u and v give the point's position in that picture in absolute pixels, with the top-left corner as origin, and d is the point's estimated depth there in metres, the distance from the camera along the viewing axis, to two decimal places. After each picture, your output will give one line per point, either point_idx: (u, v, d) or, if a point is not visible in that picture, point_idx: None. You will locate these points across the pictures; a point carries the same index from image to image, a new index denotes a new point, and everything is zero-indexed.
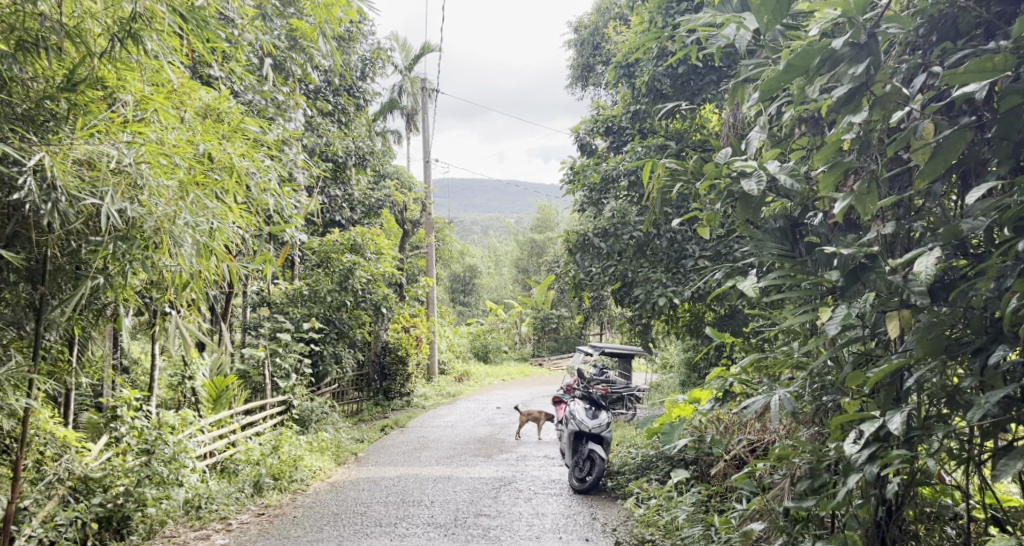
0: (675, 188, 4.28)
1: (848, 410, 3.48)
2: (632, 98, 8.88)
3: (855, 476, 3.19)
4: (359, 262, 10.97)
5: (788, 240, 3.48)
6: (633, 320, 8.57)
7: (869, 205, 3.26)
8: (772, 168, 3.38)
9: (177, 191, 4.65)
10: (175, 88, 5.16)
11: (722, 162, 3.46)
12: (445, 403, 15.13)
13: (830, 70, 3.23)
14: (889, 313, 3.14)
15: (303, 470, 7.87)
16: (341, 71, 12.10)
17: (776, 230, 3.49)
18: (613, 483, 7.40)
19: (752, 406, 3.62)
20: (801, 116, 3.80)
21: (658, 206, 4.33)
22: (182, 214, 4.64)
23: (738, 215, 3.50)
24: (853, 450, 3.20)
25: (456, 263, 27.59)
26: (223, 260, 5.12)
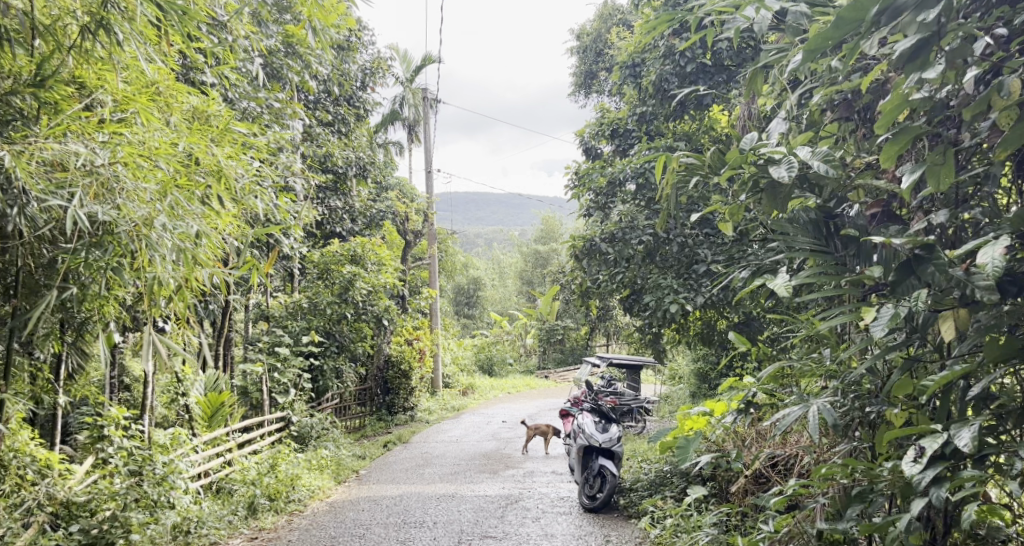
0: (692, 183, 3.99)
1: (895, 424, 3.14)
2: (639, 100, 8.58)
3: (920, 500, 2.82)
4: (359, 273, 10.67)
5: (821, 236, 3.18)
6: (644, 330, 8.24)
7: (943, 176, 2.91)
8: (803, 153, 3.08)
9: (156, 194, 4.32)
10: (160, 90, 4.88)
11: (748, 149, 3.20)
12: (449, 417, 14.79)
13: (890, 21, 2.91)
14: (943, 313, 2.85)
15: (301, 490, 7.53)
16: (340, 80, 11.83)
17: (806, 226, 3.18)
18: (625, 501, 7.08)
19: (786, 420, 3.24)
20: (829, 100, 3.48)
21: (673, 203, 4.05)
22: (160, 218, 4.29)
23: (765, 208, 3.19)
24: (919, 471, 2.83)
25: (460, 275, 27.31)
26: (209, 269, 4.76)
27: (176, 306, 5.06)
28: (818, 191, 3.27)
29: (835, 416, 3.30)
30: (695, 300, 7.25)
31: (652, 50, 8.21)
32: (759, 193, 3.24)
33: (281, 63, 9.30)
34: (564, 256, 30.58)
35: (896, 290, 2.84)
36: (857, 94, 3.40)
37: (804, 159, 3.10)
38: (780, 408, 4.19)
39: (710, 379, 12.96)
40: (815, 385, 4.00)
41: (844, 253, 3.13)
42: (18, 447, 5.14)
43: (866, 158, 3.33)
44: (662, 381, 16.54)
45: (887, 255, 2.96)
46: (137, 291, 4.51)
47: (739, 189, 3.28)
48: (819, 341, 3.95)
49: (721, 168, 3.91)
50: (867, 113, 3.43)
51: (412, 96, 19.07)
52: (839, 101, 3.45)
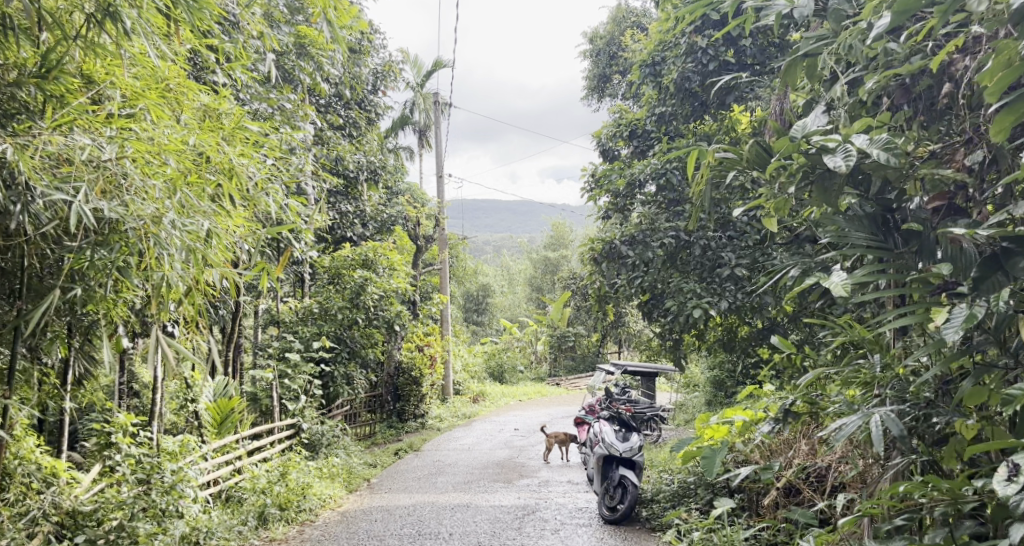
0: (727, 178, 3.86)
1: (969, 435, 3.14)
2: (659, 100, 8.39)
3: (1021, 524, 2.81)
4: (371, 277, 10.50)
5: (878, 230, 3.21)
6: (664, 336, 8.03)
7: None
8: (859, 142, 3.06)
9: (164, 191, 4.12)
10: (170, 86, 4.69)
11: (799, 136, 3.14)
12: (460, 425, 14.58)
13: None
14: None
15: (312, 499, 7.32)
16: (352, 83, 11.66)
17: (862, 222, 3.21)
18: (647, 513, 6.88)
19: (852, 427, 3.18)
20: (886, 84, 3.48)
21: (707, 198, 3.92)
22: (168, 214, 4.09)
23: (816, 198, 3.20)
24: (1016, 492, 2.82)
25: (470, 281, 27.11)
26: (221, 271, 4.55)
27: (186, 309, 4.86)
28: (874, 182, 3.25)
29: (900, 424, 3.23)
30: (719, 304, 7.05)
31: (673, 48, 8.03)
32: (807, 184, 3.24)
33: (293, 63, 9.14)
34: (573, 263, 30.30)
35: (979, 291, 2.85)
36: (916, 79, 3.42)
37: (861, 148, 3.07)
38: (820, 414, 4.04)
39: (727, 387, 12.71)
40: (859, 393, 3.85)
41: (904, 248, 3.17)
42: (23, 454, 4.95)
43: (930, 146, 3.30)
44: (676, 389, 16.27)
45: (952, 251, 3.02)
46: (145, 293, 4.32)
47: (787, 179, 3.28)
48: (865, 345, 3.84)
49: (759, 166, 3.78)
50: (930, 97, 3.42)
51: (422, 100, 18.87)
52: (896, 85, 3.45)
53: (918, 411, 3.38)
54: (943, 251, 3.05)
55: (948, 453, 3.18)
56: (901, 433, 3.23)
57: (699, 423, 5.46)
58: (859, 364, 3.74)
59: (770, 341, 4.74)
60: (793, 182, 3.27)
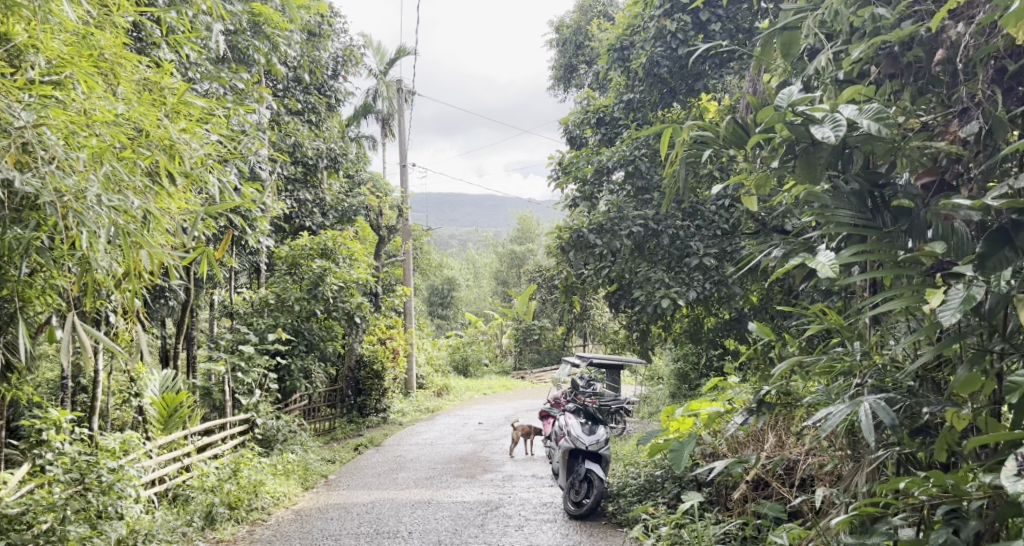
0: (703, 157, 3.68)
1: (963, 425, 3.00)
2: (626, 85, 8.16)
3: None
4: (330, 267, 10.20)
5: (866, 209, 3.18)
6: (630, 326, 7.78)
7: None
8: (848, 112, 3.04)
9: (88, 162, 3.82)
10: (105, 56, 4.37)
11: (784, 106, 3.12)
12: (423, 419, 14.30)
13: None
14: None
15: (264, 498, 7.03)
16: (312, 67, 11.34)
17: (850, 200, 3.17)
18: (614, 508, 6.67)
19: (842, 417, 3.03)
20: (874, 52, 3.44)
21: (682, 176, 3.73)
22: (92, 189, 3.78)
23: (801, 174, 3.19)
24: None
25: (435, 274, 26.80)
26: (157, 255, 4.24)
27: (124, 296, 4.54)
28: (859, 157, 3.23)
29: (890, 414, 3.07)
30: (688, 294, 6.84)
31: (641, 31, 7.82)
32: (794, 159, 3.24)
33: (247, 43, 8.81)
34: (539, 257, 30.12)
35: (985, 268, 2.75)
36: (906, 47, 3.37)
37: (849, 118, 3.01)
38: (796, 405, 3.87)
39: (691, 379, 12.59)
40: (837, 383, 3.68)
41: (894, 228, 3.14)
42: None
43: (921, 118, 3.27)
44: (640, 383, 16.12)
45: (943, 229, 3.00)
46: (71, 277, 4.00)
47: (771, 154, 3.28)
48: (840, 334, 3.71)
49: (736, 143, 3.61)
50: (924, 66, 3.35)
51: (386, 89, 18.51)
52: (884, 54, 3.42)
53: (910, 401, 3.24)
54: (933, 230, 3.03)
55: (941, 445, 3.07)
56: (893, 423, 3.07)
57: (667, 414, 5.31)
58: (838, 353, 3.59)
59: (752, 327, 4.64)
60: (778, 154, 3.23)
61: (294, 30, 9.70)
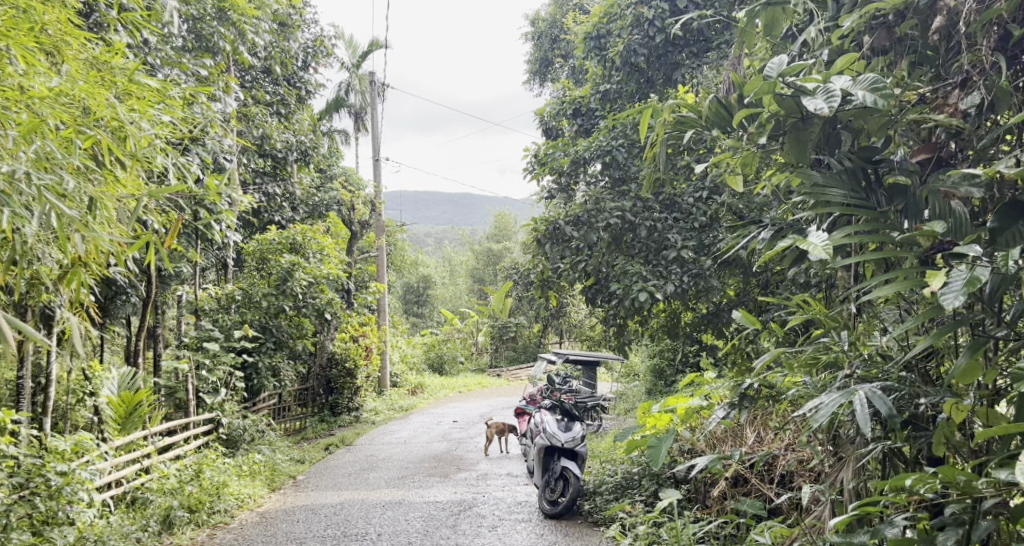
0: (684, 138, 3.51)
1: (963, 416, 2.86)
2: (603, 75, 7.97)
3: None
4: (299, 262, 9.95)
5: (859, 187, 3.13)
6: (607, 321, 7.57)
7: None
8: (841, 81, 2.99)
9: (19, 141, 3.57)
10: (48, 31, 4.20)
11: (773, 76, 3.11)
12: (397, 417, 14.06)
13: None
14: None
15: (227, 500, 6.77)
16: (281, 58, 11.06)
17: (842, 179, 3.12)
18: (589, 507, 6.48)
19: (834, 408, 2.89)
20: (866, 24, 3.34)
21: (662, 159, 3.56)
22: (24, 170, 3.53)
23: (788, 149, 3.18)
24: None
25: (410, 271, 26.52)
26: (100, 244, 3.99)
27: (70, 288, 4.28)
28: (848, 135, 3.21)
29: (887, 402, 2.93)
30: (665, 288, 6.64)
31: (619, 18, 7.62)
32: (781, 136, 3.23)
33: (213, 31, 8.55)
34: (516, 254, 29.91)
35: (997, 244, 2.76)
36: (901, 17, 3.27)
37: (845, 89, 3.01)
38: (779, 398, 3.70)
39: (668, 375, 12.42)
40: (822, 375, 3.51)
41: (889, 207, 3.08)
42: None
43: (919, 90, 3.19)
44: (616, 380, 15.95)
45: (942, 208, 2.95)
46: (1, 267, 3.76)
47: (759, 130, 3.24)
48: (822, 325, 3.57)
49: (718, 125, 3.44)
50: (921, 34, 3.23)
51: (359, 83, 18.24)
52: (878, 24, 3.32)
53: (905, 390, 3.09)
54: (931, 208, 2.97)
55: (939, 438, 2.93)
56: (888, 413, 2.92)
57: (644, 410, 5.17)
58: (823, 343, 3.44)
59: (732, 314, 4.00)
60: (766, 128, 3.26)
61: (262, 18, 9.43)
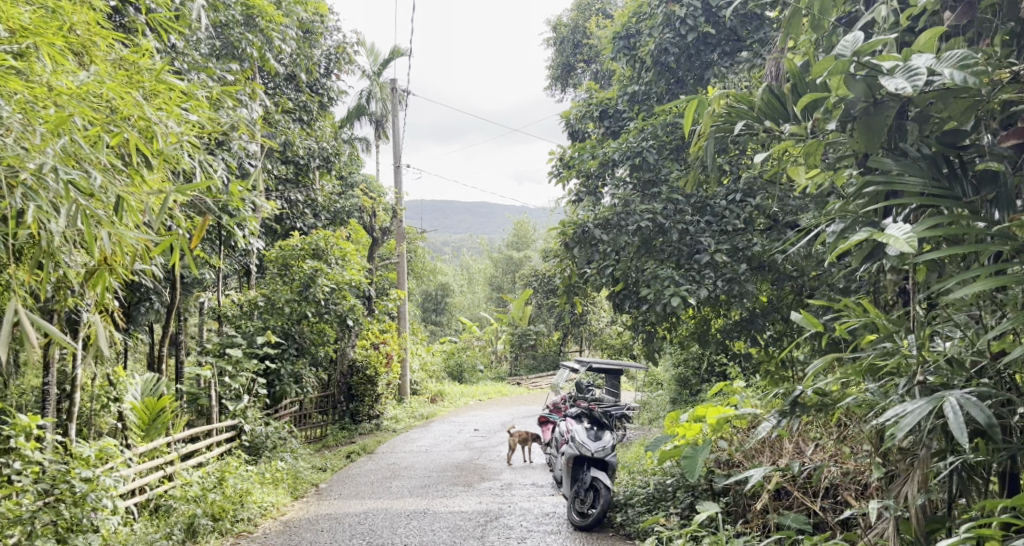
0: (735, 127, 3.59)
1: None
2: (632, 76, 7.86)
3: None
4: (322, 268, 9.85)
5: (942, 176, 3.17)
6: (635, 328, 7.41)
7: None
8: (921, 60, 2.97)
9: (44, 138, 3.45)
10: (76, 34, 4.13)
11: (848, 53, 3.10)
12: (418, 425, 13.92)
13: None
14: None
15: (251, 508, 6.62)
16: (305, 65, 10.99)
17: (920, 167, 3.19)
18: (621, 518, 6.32)
19: (928, 418, 2.95)
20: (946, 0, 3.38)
21: (712, 148, 3.64)
22: (49, 167, 3.41)
23: (860, 134, 3.20)
24: None
25: (428, 279, 26.39)
26: (122, 244, 3.84)
27: (94, 291, 4.14)
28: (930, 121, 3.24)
29: (979, 410, 2.98)
30: (699, 292, 6.47)
31: (649, 18, 7.50)
32: (852, 120, 3.25)
33: (241, 37, 8.50)
34: (535, 262, 29.73)
35: None
36: None
37: (928, 68, 2.97)
38: (835, 405, 3.63)
39: (693, 385, 12.22)
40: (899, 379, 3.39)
41: (976, 196, 3.14)
42: None
43: (1012, 68, 3.11)
44: (638, 390, 15.72)
45: None
46: (25, 270, 3.61)
47: (828, 116, 3.33)
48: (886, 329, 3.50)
49: (771, 116, 3.61)
50: (1006, 11, 3.22)
51: (379, 90, 18.16)
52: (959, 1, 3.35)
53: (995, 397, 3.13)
54: None
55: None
56: (983, 423, 2.95)
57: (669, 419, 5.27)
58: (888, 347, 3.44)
59: (792, 317, 3.93)
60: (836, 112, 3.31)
61: (288, 23, 9.36)
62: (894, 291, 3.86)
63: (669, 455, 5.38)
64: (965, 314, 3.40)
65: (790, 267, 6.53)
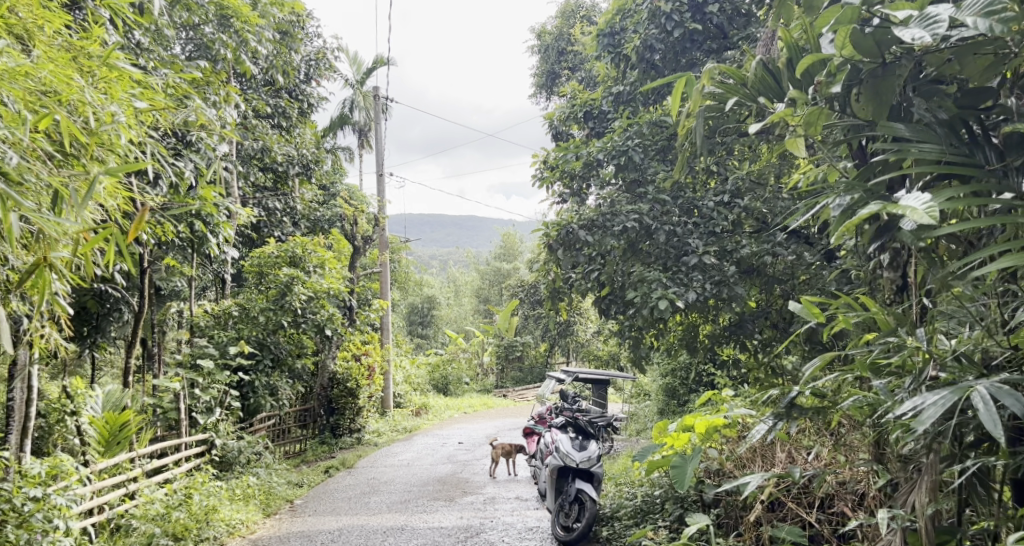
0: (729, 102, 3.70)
1: None
2: (617, 75, 7.62)
3: None
4: (298, 276, 9.55)
5: (963, 144, 3.18)
6: (621, 334, 7.12)
7: None
8: (942, 9, 3.06)
9: None
10: (19, 14, 3.74)
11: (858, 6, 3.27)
12: (401, 439, 13.58)
13: None
14: None
15: (216, 526, 6.33)
16: (284, 69, 10.69)
17: (935, 132, 3.23)
18: (607, 533, 6.03)
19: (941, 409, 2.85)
20: None
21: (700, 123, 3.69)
22: None
23: (868, 94, 3.34)
24: None
25: (414, 291, 26.03)
26: (53, 243, 3.54)
27: (30, 293, 3.85)
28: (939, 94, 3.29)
29: (994, 404, 2.85)
30: (687, 295, 6.17)
31: (635, 14, 7.26)
32: (858, 84, 3.38)
33: (213, 38, 8.19)
34: (523, 274, 29.43)
35: None
36: None
37: (948, 17, 3.06)
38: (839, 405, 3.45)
39: (682, 396, 11.91)
40: (909, 377, 3.21)
41: (997, 162, 3.12)
42: None
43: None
44: (627, 402, 15.39)
45: None
46: None
47: (831, 79, 3.43)
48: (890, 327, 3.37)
49: (764, 92, 3.71)
50: None
51: (363, 99, 17.84)
52: None
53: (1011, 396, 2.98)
54: None
55: None
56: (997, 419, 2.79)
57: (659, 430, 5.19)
58: (895, 343, 3.28)
59: (792, 307, 3.66)
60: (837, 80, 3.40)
61: (266, 25, 9.04)
62: (891, 289, 3.81)
63: (657, 465, 5.09)
64: (974, 306, 3.23)
65: (780, 269, 6.29)
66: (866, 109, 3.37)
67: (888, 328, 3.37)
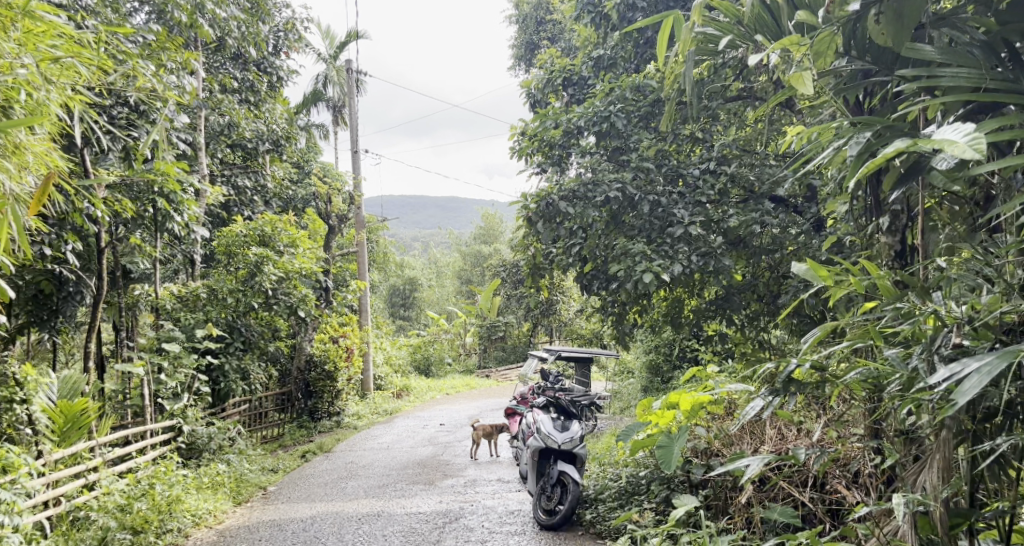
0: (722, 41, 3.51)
1: None
2: (597, 38, 7.31)
3: None
4: (269, 255, 9.18)
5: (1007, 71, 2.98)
6: (604, 310, 6.84)
7: None
8: None
9: None
10: None
11: None
12: (381, 422, 13.30)
13: None
14: None
15: (181, 518, 6.03)
16: (251, 40, 10.29)
17: (973, 56, 3.03)
18: (591, 516, 5.77)
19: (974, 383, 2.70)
20: None
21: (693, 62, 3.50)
22: None
23: (893, 18, 3.14)
24: None
25: (394, 273, 25.67)
26: None
27: None
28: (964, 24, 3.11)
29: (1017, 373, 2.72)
30: (673, 268, 5.88)
31: None
32: (878, 7, 3.18)
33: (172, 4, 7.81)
34: (505, 253, 29.11)
35: None
36: None
37: None
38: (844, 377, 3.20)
39: (666, 372, 11.67)
40: (924, 347, 3.00)
41: None
42: None
43: None
44: (610, 379, 15.16)
45: None
46: None
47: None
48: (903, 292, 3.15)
49: (761, 30, 3.54)
50: None
51: (336, 75, 17.40)
52: None
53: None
54: None
55: None
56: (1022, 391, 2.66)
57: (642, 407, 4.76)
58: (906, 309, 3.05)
59: (795, 270, 3.33)
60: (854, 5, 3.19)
61: None
62: (888, 255, 3.62)
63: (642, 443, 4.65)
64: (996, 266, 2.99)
65: (768, 240, 6.00)
66: (889, 35, 3.17)
67: (894, 294, 3.15)
